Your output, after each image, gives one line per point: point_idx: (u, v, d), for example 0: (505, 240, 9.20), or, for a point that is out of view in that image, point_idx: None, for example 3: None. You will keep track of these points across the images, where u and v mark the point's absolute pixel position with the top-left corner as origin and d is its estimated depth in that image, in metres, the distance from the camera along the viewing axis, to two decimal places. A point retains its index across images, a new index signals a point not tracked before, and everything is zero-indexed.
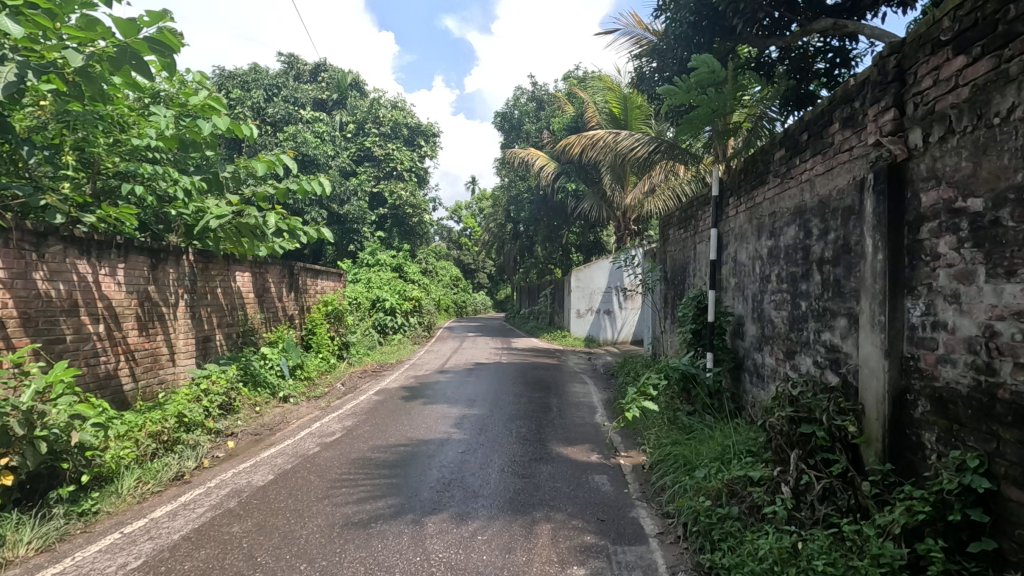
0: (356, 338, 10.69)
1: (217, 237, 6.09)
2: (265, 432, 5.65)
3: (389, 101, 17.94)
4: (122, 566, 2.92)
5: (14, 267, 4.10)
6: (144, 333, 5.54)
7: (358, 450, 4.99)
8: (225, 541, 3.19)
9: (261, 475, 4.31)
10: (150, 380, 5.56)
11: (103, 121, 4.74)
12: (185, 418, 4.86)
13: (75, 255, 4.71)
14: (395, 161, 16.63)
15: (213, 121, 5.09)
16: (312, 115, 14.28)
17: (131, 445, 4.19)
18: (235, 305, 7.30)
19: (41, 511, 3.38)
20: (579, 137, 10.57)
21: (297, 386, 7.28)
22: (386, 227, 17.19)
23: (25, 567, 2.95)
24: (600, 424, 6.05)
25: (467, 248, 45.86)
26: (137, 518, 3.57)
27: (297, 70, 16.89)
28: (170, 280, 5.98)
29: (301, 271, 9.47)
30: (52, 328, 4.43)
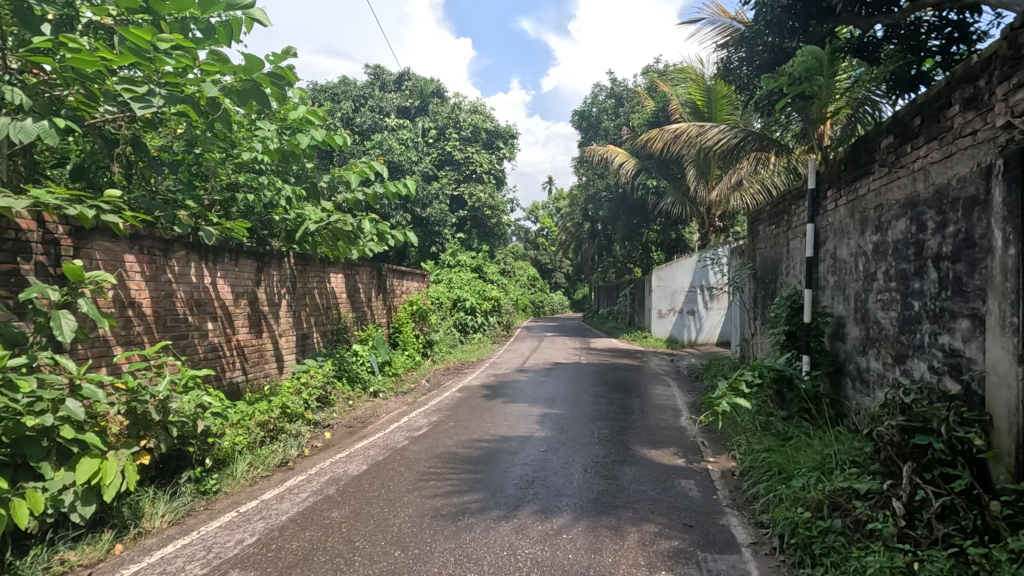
0: (439, 337, 11.05)
1: (315, 241, 6.54)
2: (357, 424, 5.98)
3: (468, 106, 18.38)
4: (240, 542, 3.23)
5: (147, 270, 4.62)
6: (252, 330, 6.04)
7: (444, 445, 5.17)
8: (326, 525, 3.42)
9: (356, 465, 4.58)
10: (257, 374, 6.05)
11: (221, 139, 5.25)
12: (288, 409, 5.25)
13: (195, 260, 5.23)
14: (475, 164, 17.02)
15: (312, 134, 5.45)
16: (397, 122, 14.92)
17: (243, 432, 4.60)
18: (330, 305, 7.79)
19: (172, 488, 3.78)
20: (660, 132, 10.31)
21: (385, 382, 7.65)
22: (466, 229, 17.74)
23: (160, 537, 3.33)
24: (685, 427, 5.87)
25: (545, 249, 45.98)
26: (250, 499, 3.91)
27: (382, 80, 17.68)
28: (273, 282, 6.48)
29: (389, 272, 9.94)
30: (178, 326, 4.95)
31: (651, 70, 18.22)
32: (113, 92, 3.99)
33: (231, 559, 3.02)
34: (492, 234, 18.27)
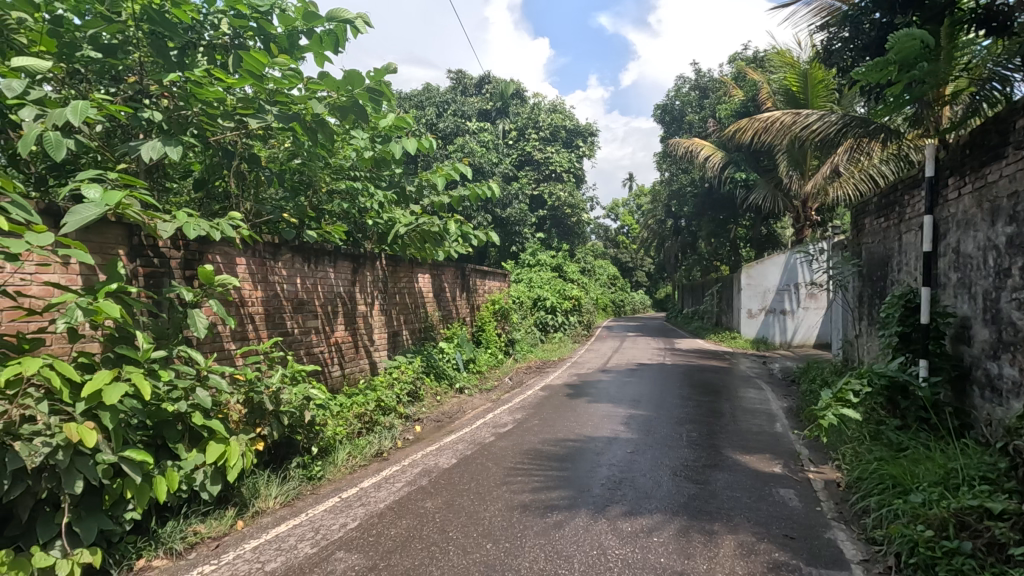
0: (520, 335, 11.17)
1: (405, 243, 6.85)
2: (445, 419, 6.19)
3: (547, 106, 18.43)
4: (344, 525, 3.45)
5: (257, 272, 5.05)
6: (349, 327, 6.43)
7: (529, 442, 5.23)
8: (421, 514, 3.58)
9: (446, 458, 4.75)
10: (353, 368, 6.42)
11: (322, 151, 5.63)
12: (382, 402, 5.54)
13: (299, 262, 5.65)
14: (555, 163, 17.06)
15: (403, 141, 5.67)
16: (478, 126, 15.26)
17: (343, 423, 4.91)
18: (418, 304, 8.12)
19: (283, 473, 4.11)
20: (749, 122, 9.79)
21: (470, 378, 7.87)
22: (546, 228, 17.82)
23: (274, 516, 3.63)
24: (782, 433, 5.55)
25: (624, 247, 45.13)
26: (350, 486, 4.17)
27: (464, 85, 18.09)
28: (367, 282, 6.86)
29: (472, 272, 10.19)
30: (285, 323, 5.37)
31: (739, 58, 17.35)
32: (231, 111, 4.40)
33: (337, 541, 3.24)
34: (571, 233, 18.22)
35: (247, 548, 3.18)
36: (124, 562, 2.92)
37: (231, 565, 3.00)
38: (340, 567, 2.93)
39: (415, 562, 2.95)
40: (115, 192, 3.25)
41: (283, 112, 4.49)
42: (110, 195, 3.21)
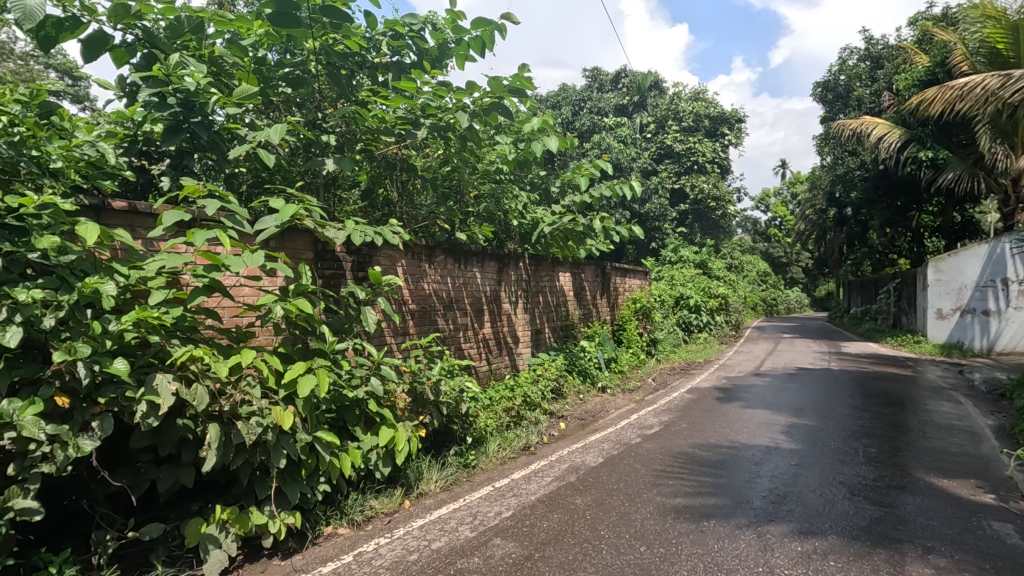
0: (663, 335, 10.79)
1: (548, 243, 6.98)
2: (589, 418, 6.20)
3: (688, 94, 17.58)
4: (499, 514, 3.61)
5: (416, 273, 5.49)
6: (496, 325, 6.72)
7: (679, 446, 5.02)
8: (572, 510, 3.62)
9: (593, 457, 4.74)
10: (499, 364, 6.70)
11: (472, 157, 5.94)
12: (529, 398, 5.71)
13: (451, 263, 6.03)
14: (697, 154, 16.23)
15: (546, 140, 5.73)
16: (615, 121, 15.03)
17: (493, 416, 5.14)
18: (560, 302, 8.23)
19: (442, 459, 4.41)
20: (938, 91, 8.43)
21: (612, 378, 7.78)
22: (688, 223, 17.00)
23: (436, 499, 3.92)
24: (991, 456, 4.69)
25: (776, 241, 41.41)
26: (502, 476, 4.35)
27: (600, 81, 17.93)
28: (512, 281, 7.11)
29: (612, 270, 10.08)
30: (438, 320, 5.77)
31: (923, 18, 15.02)
32: (392, 127, 4.85)
33: (494, 527, 3.40)
34: (716, 227, 17.14)
35: (415, 526, 3.47)
36: (317, 527, 3.34)
37: (402, 540, 3.29)
38: (497, 553, 3.06)
39: (569, 557, 2.98)
40: (291, 207, 3.58)
41: (436, 124, 4.84)
42: (286, 211, 3.55)
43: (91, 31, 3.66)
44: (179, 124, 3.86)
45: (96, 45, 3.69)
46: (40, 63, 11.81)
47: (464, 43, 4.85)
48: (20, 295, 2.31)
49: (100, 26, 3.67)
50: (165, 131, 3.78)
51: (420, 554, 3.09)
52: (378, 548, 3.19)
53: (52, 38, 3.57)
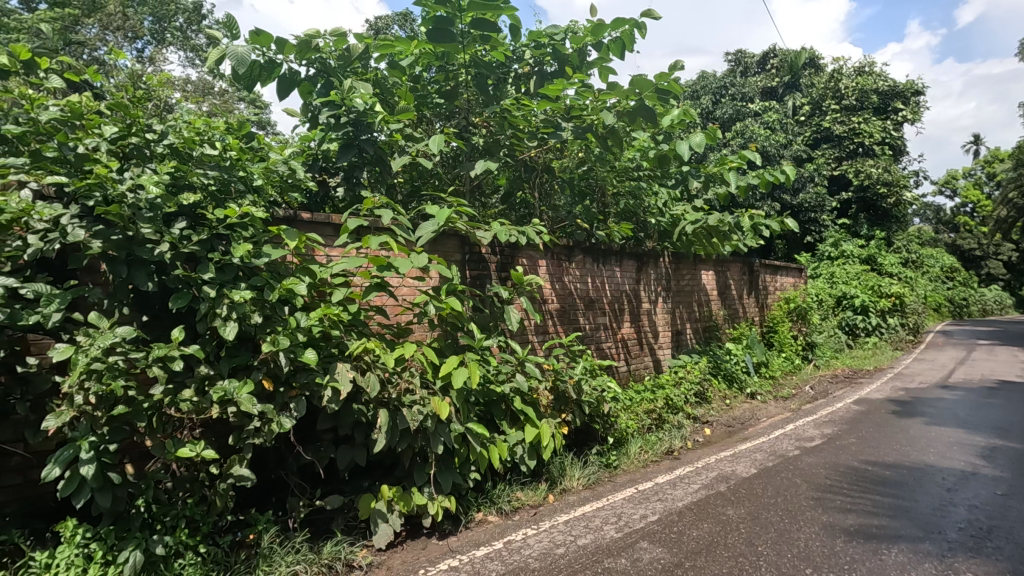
0: (822, 339, 9.75)
1: (690, 240, 6.69)
2: (738, 425, 5.83)
3: (850, 69, 15.70)
4: (644, 517, 3.54)
5: (555, 272, 5.58)
6: (635, 324, 6.58)
7: (846, 461, 4.51)
8: (724, 521, 3.43)
9: (744, 467, 4.44)
10: (639, 364, 6.56)
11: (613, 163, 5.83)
12: (671, 401, 5.53)
13: (590, 262, 6.03)
14: (862, 135, 14.42)
15: (690, 141, 5.41)
16: (763, 106, 13.92)
17: (634, 418, 5.05)
18: (703, 302, 7.83)
19: (584, 457, 4.43)
20: None
21: (763, 384, 7.21)
22: (850, 214, 15.17)
23: (579, 496, 3.95)
24: None
25: (966, 231, 35.26)
26: (646, 479, 4.26)
27: (744, 65, 16.72)
28: (651, 280, 6.92)
29: (761, 267, 9.37)
30: (577, 319, 5.80)
31: None
32: (535, 131, 5.01)
33: (640, 530, 3.35)
34: (887, 217, 15.07)
35: (560, 520, 3.53)
36: (469, 512, 3.55)
37: (548, 533, 3.37)
38: (645, 556, 3.01)
39: (724, 569, 2.84)
40: (444, 210, 4.00)
41: (580, 125, 4.98)
42: (443, 213, 3.96)
43: (283, 71, 4.28)
44: (351, 141, 4.35)
45: (287, 83, 4.29)
46: (237, 99, 14.06)
47: (605, 44, 4.84)
48: (236, 295, 2.75)
49: (290, 65, 4.27)
50: (340, 148, 4.30)
51: (567, 548, 3.15)
52: (526, 538, 3.30)
53: (254, 79, 4.22)
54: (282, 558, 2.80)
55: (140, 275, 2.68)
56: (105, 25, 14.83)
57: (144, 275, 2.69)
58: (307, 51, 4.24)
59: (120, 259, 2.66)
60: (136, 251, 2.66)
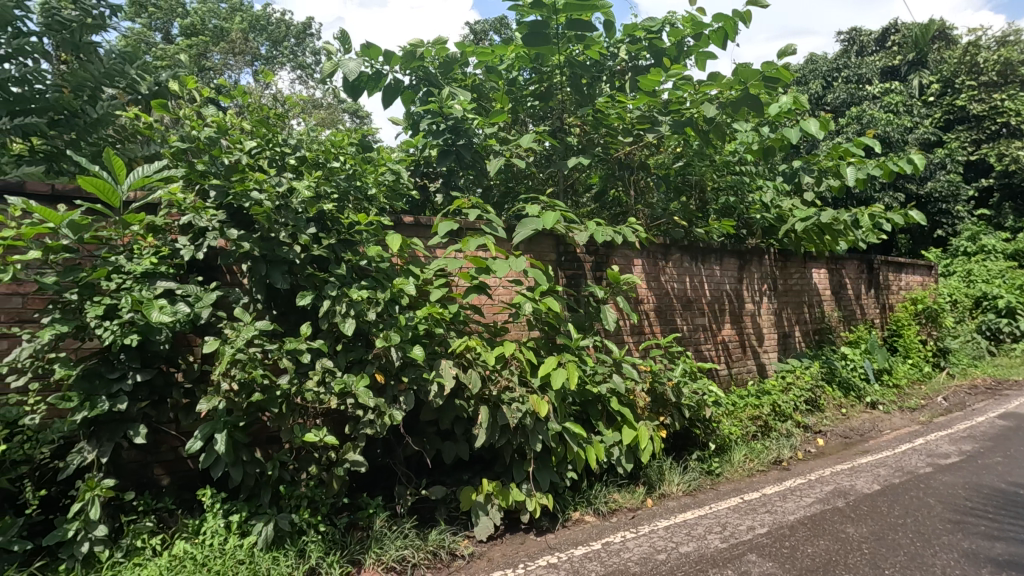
0: (957, 345, 8.69)
1: (800, 236, 6.24)
2: (856, 437, 5.36)
3: (992, 40, 13.86)
4: (752, 528, 3.36)
5: (651, 271, 5.45)
6: (737, 325, 6.26)
7: (991, 483, 4.00)
8: (843, 539, 3.17)
9: (865, 482, 4.08)
10: (741, 368, 6.23)
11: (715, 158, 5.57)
12: (779, 407, 5.20)
13: (689, 260, 5.82)
14: (1006, 114, 12.69)
15: (799, 128, 5.05)
16: (883, 87, 12.67)
17: (737, 424, 4.81)
18: (813, 303, 7.28)
19: (684, 462, 4.28)
20: None
21: (885, 393, 6.57)
22: (992, 204, 13.38)
23: (679, 502, 3.83)
24: None
25: None
26: (752, 489, 4.04)
27: (861, 43, 15.31)
28: (755, 279, 6.55)
29: (882, 265, 8.55)
30: (675, 319, 5.62)
31: None
32: (631, 127, 4.94)
33: (748, 543, 3.18)
34: None
35: (660, 526, 3.44)
36: (566, 511, 3.55)
37: (648, 537, 3.30)
38: (755, 570, 2.86)
39: None
40: (550, 214, 4.04)
41: (679, 120, 4.83)
42: (549, 216, 4.01)
43: (388, 81, 4.53)
44: (449, 147, 4.54)
45: (392, 91, 4.54)
46: (342, 110, 15.09)
47: (705, 35, 4.64)
48: (354, 294, 2.98)
49: (395, 76, 4.52)
50: (438, 155, 4.51)
51: (668, 555, 3.07)
52: (625, 541, 3.25)
53: (362, 88, 4.50)
54: (391, 542, 2.97)
55: (276, 273, 2.99)
56: (229, 51, 16.49)
57: (280, 274, 2.99)
58: (411, 61, 4.47)
59: (260, 260, 2.97)
60: (274, 252, 2.98)
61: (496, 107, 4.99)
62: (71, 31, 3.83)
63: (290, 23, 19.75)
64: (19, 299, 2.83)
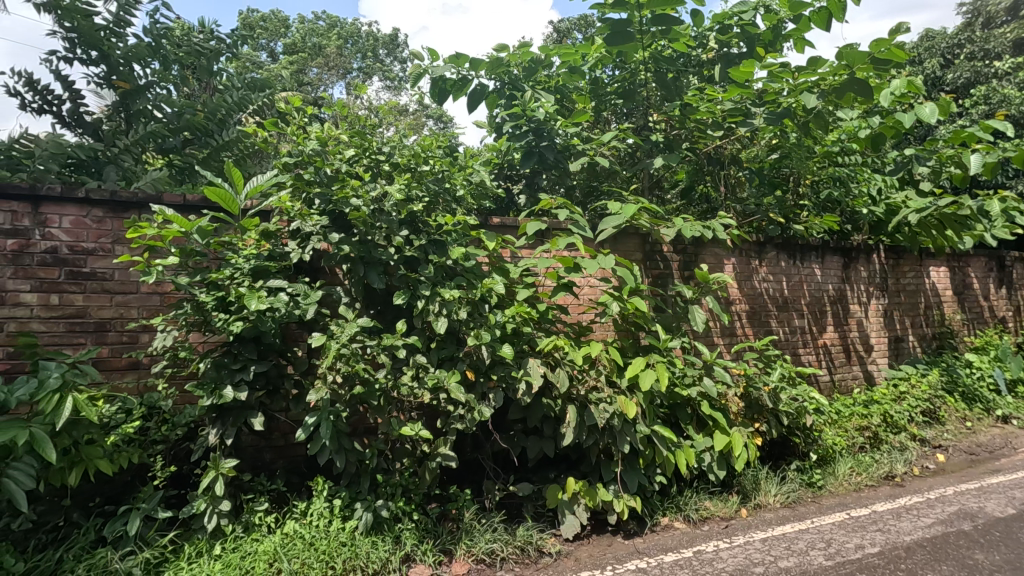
0: None
1: (914, 231, 5.69)
2: (984, 454, 4.81)
3: None
4: (861, 547, 3.12)
5: (744, 270, 5.20)
6: (840, 328, 5.82)
7: None
8: (972, 567, 2.86)
9: (997, 505, 3.65)
10: (845, 375, 5.79)
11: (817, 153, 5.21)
12: (890, 418, 4.79)
13: (785, 258, 5.49)
14: None
15: (914, 112, 4.57)
16: (1016, 61, 11.25)
17: (842, 434, 4.48)
18: (931, 304, 6.62)
19: (782, 472, 4.05)
20: None
21: (1020, 406, 5.84)
22: None
23: (776, 514, 3.63)
24: None
25: None
26: (860, 505, 3.74)
27: (987, 14, 13.71)
28: (862, 278, 6.06)
29: (1015, 262, 7.61)
30: (770, 321, 5.32)
31: None
32: (721, 120, 4.74)
33: (857, 562, 2.95)
34: None
35: (757, 538, 3.28)
36: (654, 515, 3.48)
37: (743, 549, 3.16)
38: None
39: None
40: (630, 206, 3.89)
41: (776, 111, 4.57)
42: (627, 209, 3.88)
43: (473, 86, 4.64)
44: (532, 148, 4.56)
45: (477, 96, 4.65)
46: (427, 116, 15.65)
47: (805, 16, 4.36)
48: (447, 293, 3.09)
49: (480, 80, 4.62)
50: (522, 156, 4.54)
51: (766, 569, 2.91)
52: (718, 551, 3.13)
53: (449, 93, 4.64)
54: (480, 535, 3.05)
55: (373, 273, 3.16)
56: (325, 66, 17.64)
57: (376, 274, 3.16)
58: (498, 67, 4.57)
59: (359, 260, 3.15)
60: (372, 253, 3.15)
61: (579, 107, 4.97)
62: (205, 59, 4.56)
63: (379, 35, 20.79)
64: (158, 298, 3.21)
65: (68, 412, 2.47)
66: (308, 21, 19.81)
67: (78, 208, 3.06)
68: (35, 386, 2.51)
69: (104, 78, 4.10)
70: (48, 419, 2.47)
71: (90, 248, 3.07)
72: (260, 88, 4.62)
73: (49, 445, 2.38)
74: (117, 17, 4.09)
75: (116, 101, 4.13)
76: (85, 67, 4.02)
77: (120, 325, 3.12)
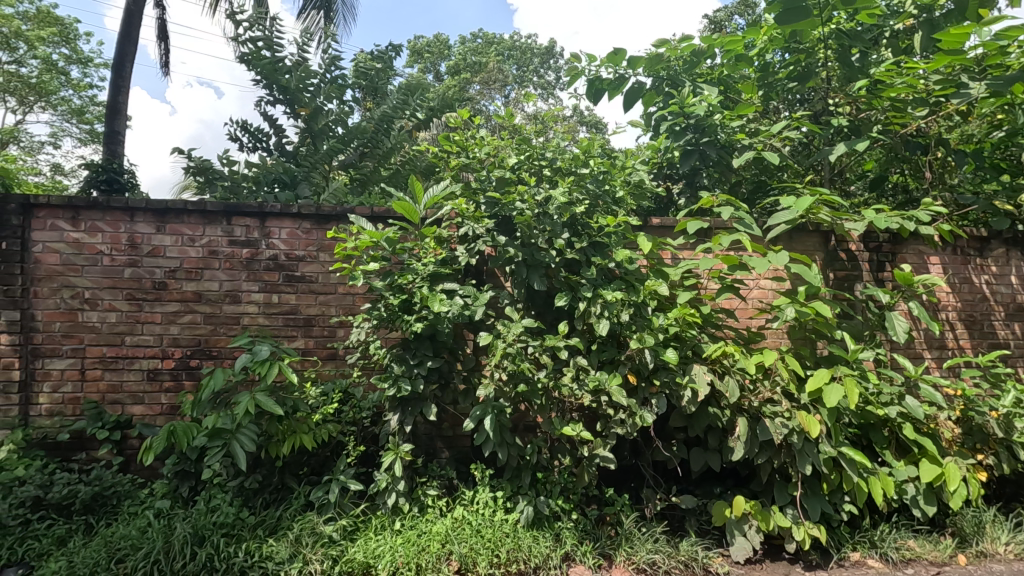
0: None
1: None
2: None
3: None
4: None
5: (959, 271, 4.38)
6: None
7: None
8: None
9: None
10: None
11: None
12: None
13: (1019, 257, 4.51)
14: None
15: None
16: None
17: None
18: None
19: (1015, 517, 3.33)
20: None
21: None
22: None
23: (1009, 568, 2.99)
24: None
25: None
26: None
27: None
28: None
29: None
30: (997, 332, 4.42)
31: None
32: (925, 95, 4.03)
33: None
34: None
35: None
36: (842, 549, 3.08)
37: None
38: None
39: None
40: (807, 198, 3.47)
41: (1005, 76, 3.72)
42: (803, 202, 3.46)
43: (630, 84, 4.53)
44: (693, 147, 4.31)
45: (634, 94, 4.54)
46: (581, 121, 15.78)
47: None
48: (608, 295, 3.08)
49: (638, 78, 4.50)
50: (683, 156, 4.31)
51: None
52: None
53: (604, 93, 4.59)
54: (641, 543, 2.96)
55: (535, 275, 3.26)
56: (487, 82, 18.67)
57: (538, 276, 3.25)
58: (657, 63, 4.42)
59: (522, 264, 3.28)
60: (534, 256, 3.26)
61: (745, 98, 4.62)
62: (373, 78, 5.27)
63: (534, 47, 21.43)
64: (351, 298, 3.66)
65: (276, 374, 3.02)
66: (469, 41, 21.17)
67: (292, 221, 3.61)
68: (250, 357, 3.08)
69: (291, 110, 5.00)
70: (266, 383, 3.04)
71: (301, 255, 3.62)
72: (412, 93, 5.19)
73: (274, 405, 2.96)
74: (297, 58, 5.04)
75: (303, 126, 5.00)
76: (278, 105, 4.95)
77: (323, 321, 3.62)
